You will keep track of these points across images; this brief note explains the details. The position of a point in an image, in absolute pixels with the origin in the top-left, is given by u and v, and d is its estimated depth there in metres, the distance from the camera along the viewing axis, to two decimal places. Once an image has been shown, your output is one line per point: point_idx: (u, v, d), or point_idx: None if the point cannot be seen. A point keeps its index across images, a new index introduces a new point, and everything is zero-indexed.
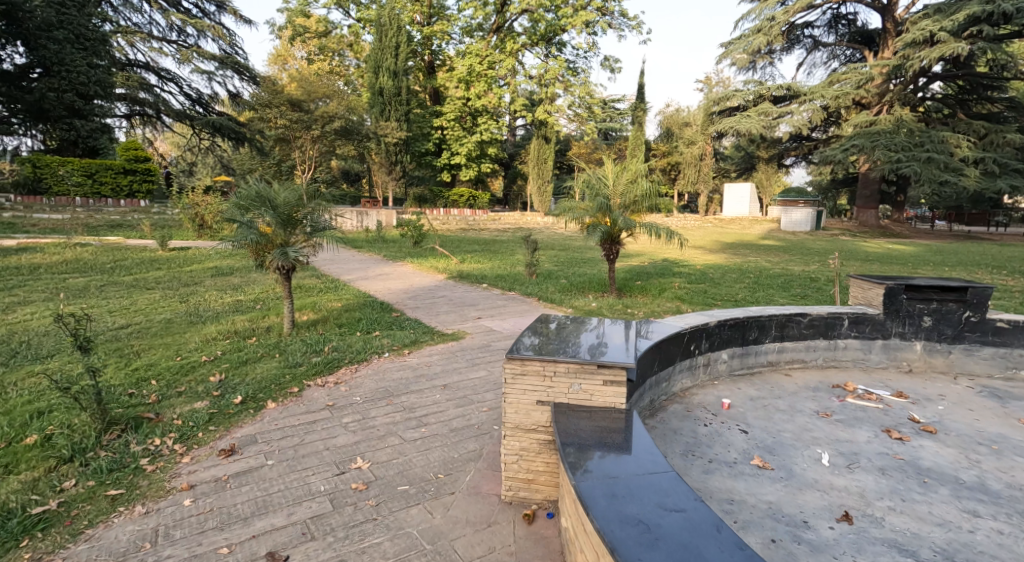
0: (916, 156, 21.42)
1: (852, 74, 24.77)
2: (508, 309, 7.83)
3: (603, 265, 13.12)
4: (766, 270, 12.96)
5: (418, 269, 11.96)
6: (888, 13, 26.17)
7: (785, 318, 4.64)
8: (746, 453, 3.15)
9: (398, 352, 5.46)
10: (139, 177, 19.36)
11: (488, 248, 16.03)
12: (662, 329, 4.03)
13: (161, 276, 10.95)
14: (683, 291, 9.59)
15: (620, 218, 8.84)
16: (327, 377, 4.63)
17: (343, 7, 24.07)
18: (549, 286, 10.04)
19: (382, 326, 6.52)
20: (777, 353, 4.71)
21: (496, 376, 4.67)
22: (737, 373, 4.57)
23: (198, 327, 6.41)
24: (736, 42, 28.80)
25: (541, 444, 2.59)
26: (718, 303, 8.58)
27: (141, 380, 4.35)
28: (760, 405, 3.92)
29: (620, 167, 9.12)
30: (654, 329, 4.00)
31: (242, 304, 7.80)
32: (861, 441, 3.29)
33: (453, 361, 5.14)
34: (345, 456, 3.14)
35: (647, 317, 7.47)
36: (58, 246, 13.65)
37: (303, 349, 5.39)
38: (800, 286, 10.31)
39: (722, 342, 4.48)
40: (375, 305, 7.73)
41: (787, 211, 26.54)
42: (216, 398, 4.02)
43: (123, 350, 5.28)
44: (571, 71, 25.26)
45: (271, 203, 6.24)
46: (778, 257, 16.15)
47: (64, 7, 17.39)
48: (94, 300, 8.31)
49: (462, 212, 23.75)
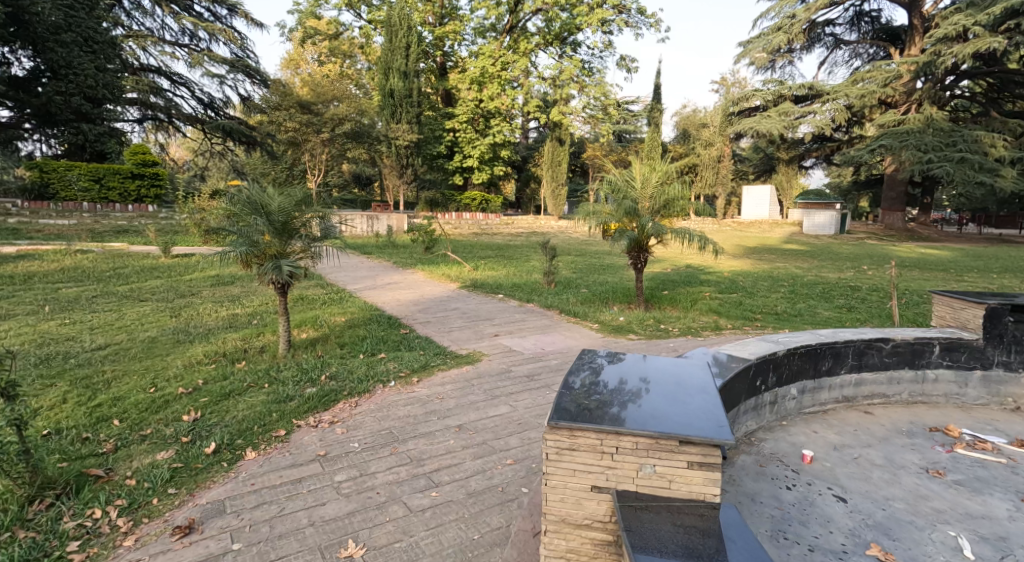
0: (948, 156, 20.42)
1: (878, 72, 23.83)
2: (529, 325, 7.11)
3: (625, 273, 12.36)
4: (799, 277, 12.12)
5: (429, 277, 11.27)
6: (915, 9, 25.24)
7: (864, 345, 3.89)
8: (855, 537, 2.42)
9: (405, 381, 4.73)
10: (148, 182, 18.74)
11: (502, 254, 15.34)
12: (719, 361, 3.35)
13: (158, 286, 10.32)
14: (717, 302, 8.79)
15: (648, 223, 8.12)
16: (322, 414, 3.94)
17: (354, 7, 23.42)
18: (569, 296, 9.32)
19: (389, 346, 5.83)
20: (854, 387, 3.94)
21: (521, 413, 3.96)
22: (808, 412, 3.80)
23: (185, 348, 5.75)
24: (754, 41, 27.94)
25: (596, 546, 1.94)
26: (759, 317, 7.74)
27: (101, 421, 3.72)
28: (850, 457, 3.16)
29: (648, 167, 8.37)
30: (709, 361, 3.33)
31: (236, 319, 7.15)
32: (1004, 518, 2.54)
33: (469, 393, 4.39)
34: (335, 540, 2.47)
35: (683, 333, 6.69)
36: (58, 252, 13.11)
37: (295, 377, 4.68)
38: (843, 296, 9.46)
39: (792, 375, 3.72)
40: (382, 321, 7.03)
41: (810, 213, 25.69)
42: (184, 446, 3.35)
43: (92, 379, 4.64)
44: (586, 71, 24.45)
45: (264, 211, 5.56)
46: (808, 263, 15.27)
47: (73, 9, 17.02)
48: (79, 315, 7.70)
49: (474, 215, 23.16)
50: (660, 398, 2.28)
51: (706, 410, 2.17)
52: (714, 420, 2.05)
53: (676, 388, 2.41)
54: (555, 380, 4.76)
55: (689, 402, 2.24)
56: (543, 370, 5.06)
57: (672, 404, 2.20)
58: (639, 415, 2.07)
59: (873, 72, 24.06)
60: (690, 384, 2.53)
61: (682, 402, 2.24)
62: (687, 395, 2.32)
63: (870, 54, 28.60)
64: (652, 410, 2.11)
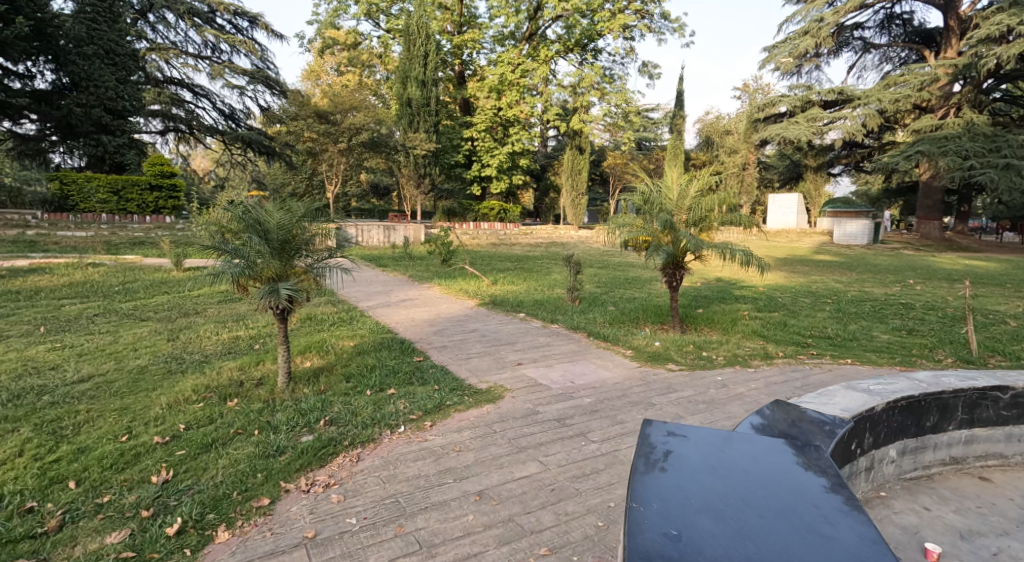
0: (992, 163, 19.32)
1: (913, 76, 22.82)
2: (555, 351, 6.46)
3: (652, 288, 11.67)
4: (841, 293, 11.27)
5: (446, 293, 10.63)
6: (951, 10, 24.13)
7: (975, 396, 3.12)
8: None
9: (416, 425, 4.08)
10: (165, 193, 18.16)
11: (521, 266, 14.75)
12: (797, 423, 2.57)
13: (164, 304, 9.80)
14: (759, 323, 8.02)
15: (687, 238, 7.39)
16: (316, 473, 3.32)
17: (373, 17, 23.06)
18: (596, 315, 8.65)
19: (399, 380, 5.16)
20: (964, 445, 3.18)
21: (553, 475, 3.26)
22: (908, 478, 3.04)
23: (174, 380, 5.15)
24: (779, 46, 27.06)
25: None
26: (810, 340, 6.94)
27: (54, 483, 3.14)
28: (988, 553, 2.53)
29: (684, 177, 7.68)
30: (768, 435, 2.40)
31: (237, 343, 6.60)
32: None
33: (491, 444, 3.73)
34: None
35: (728, 360, 5.94)
36: (70, 266, 12.73)
37: (291, 421, 4.05)
38: (897, 316, 8.60)
39: (890, 434, 2.95)
40: (394, 345, 6.43)
41: (840, 223, 24.68)
42: (142, 523, 2.76)
43: (61, 422, 4.07)
44: (608, 78, 23.69)
45: (262, 229, 4.95)
46: (848, 276, 14.37)
47: (95, 23, 16.93)
48: (74, 337, 7.17)
49: (492, 225, 22.60)
50: (743, 469, 1.84)
51: (865, 545, 1.53)
52: (848, 553, 1.50)
53: (780, 471, 1.84)
54: (591, 426, 4.04)
55: (820, 523, 1.60)
56: (575, 412, 4.35)
57: (764, 490, 1.74)
58: (694, 455, 1.92)
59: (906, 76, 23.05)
60: (800, 471, 1.85)
61: (789, 492, 1.73)
62: (795, 483, 1.77)
63: (902, 57, 27.56)
64: (713, 459, 1.88)
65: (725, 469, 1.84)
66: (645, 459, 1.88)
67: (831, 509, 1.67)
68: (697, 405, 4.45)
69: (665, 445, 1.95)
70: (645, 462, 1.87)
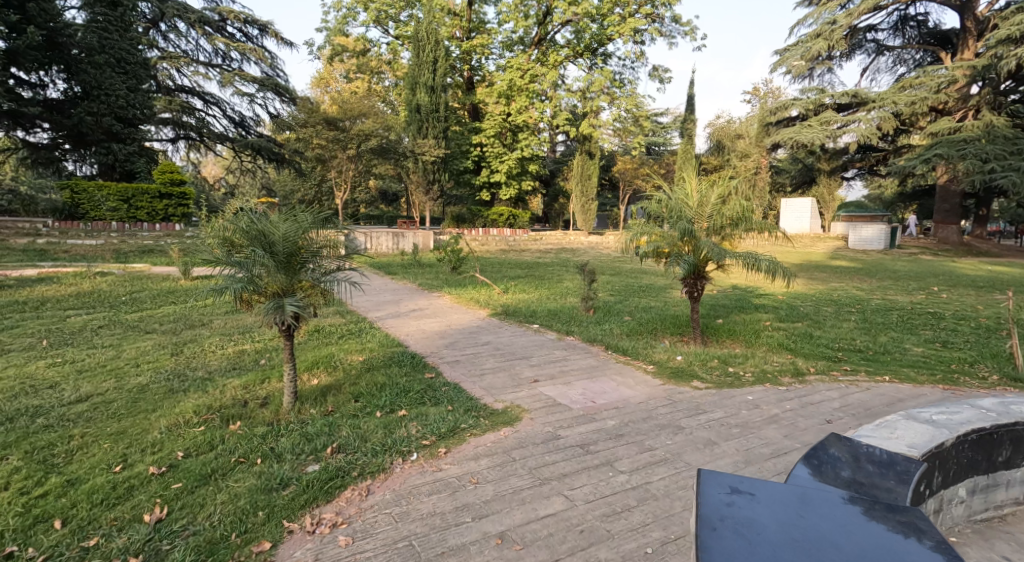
0: (1014, 165, 18.83)
1: (929, 77, 22.38)
2: (572, 366, 6.18)
3: (668, 297, 11.35)
4: (864, 301, 10.88)
5: (456, 302, 10.36)
6: (968, 11, 23.58)
7: None
8: None
9: (430, 452, 3.80)
10: (175, 201, 18.02)
11: (532, 274, 14.47)
12: (862, 465, 2.27)
13: (171, 314, 9.61)
14: (784, 335, 7.67)
15: (708, 247, 7.09)
16: (322, 510, 3.07)
17: (382, 24, 22.96)
18: (612, 326, 8.35)
19: (411, 400, 4.89)
20: None
21: (580, 513, 2.98)
22: (978, 520, 2.73)
23: (175, 400, 4.90)
24: (791, 49, 26.70)
25: None
26: (841, 354, 6.60)
27: (39, 522, 2.94)
28: None
29: (705, 182, 7.34)
30: (836, 485, 2.11)
31: (243, 358, 6.36)
32: None
33: (510, 474, 3.45)
34: None
35: (756, 376, 5.61)
36: (78, 275, 12.60)
37: (297, 447, 3.79)
38: (928, 327, 8.22)
39: (961, 471, 2.63)
40: (404, 361, 6.16)
41: (856, 227, 24.18)
42: None
43: (54, 448, 3.86)
44: (617, 82, 23.40)
45: (267, 241, 4.70)
46: (869, 283, 13.96)
47: (107, 32, 16.92)
48: (77, 352, 6.97)
49: (501, 231, 22.41)
50: (833, 546, 1.55)
51: None
52: None
53: (875, 549, 1.56)
54: (617, 453, 3.74)
55: None
56: (599, 437, 4.04)
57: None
58: (770, 524, 1.63)
59: (923, 78, 22.62)
60: (899, 546, 1.57)
61: None
62: None
63: (917, 59, 27.13)
64: (796, 533, 1.60)
65: (798, 534, 1.60)
66: (714, 532, 1.59)
67: (908, 560, 1.52)
68: (730, 429, 4.13)
69: (737, 511, 1.66)
70: (715, 536, 1.58)
